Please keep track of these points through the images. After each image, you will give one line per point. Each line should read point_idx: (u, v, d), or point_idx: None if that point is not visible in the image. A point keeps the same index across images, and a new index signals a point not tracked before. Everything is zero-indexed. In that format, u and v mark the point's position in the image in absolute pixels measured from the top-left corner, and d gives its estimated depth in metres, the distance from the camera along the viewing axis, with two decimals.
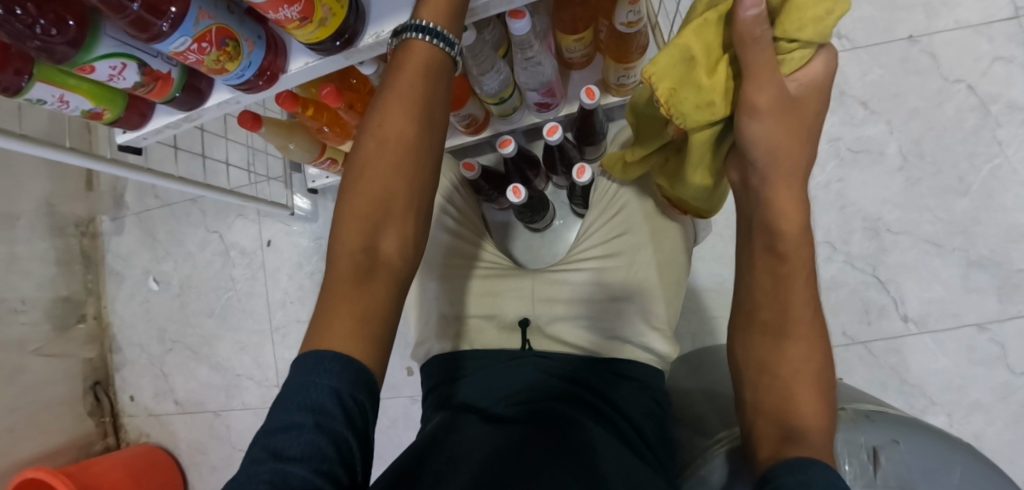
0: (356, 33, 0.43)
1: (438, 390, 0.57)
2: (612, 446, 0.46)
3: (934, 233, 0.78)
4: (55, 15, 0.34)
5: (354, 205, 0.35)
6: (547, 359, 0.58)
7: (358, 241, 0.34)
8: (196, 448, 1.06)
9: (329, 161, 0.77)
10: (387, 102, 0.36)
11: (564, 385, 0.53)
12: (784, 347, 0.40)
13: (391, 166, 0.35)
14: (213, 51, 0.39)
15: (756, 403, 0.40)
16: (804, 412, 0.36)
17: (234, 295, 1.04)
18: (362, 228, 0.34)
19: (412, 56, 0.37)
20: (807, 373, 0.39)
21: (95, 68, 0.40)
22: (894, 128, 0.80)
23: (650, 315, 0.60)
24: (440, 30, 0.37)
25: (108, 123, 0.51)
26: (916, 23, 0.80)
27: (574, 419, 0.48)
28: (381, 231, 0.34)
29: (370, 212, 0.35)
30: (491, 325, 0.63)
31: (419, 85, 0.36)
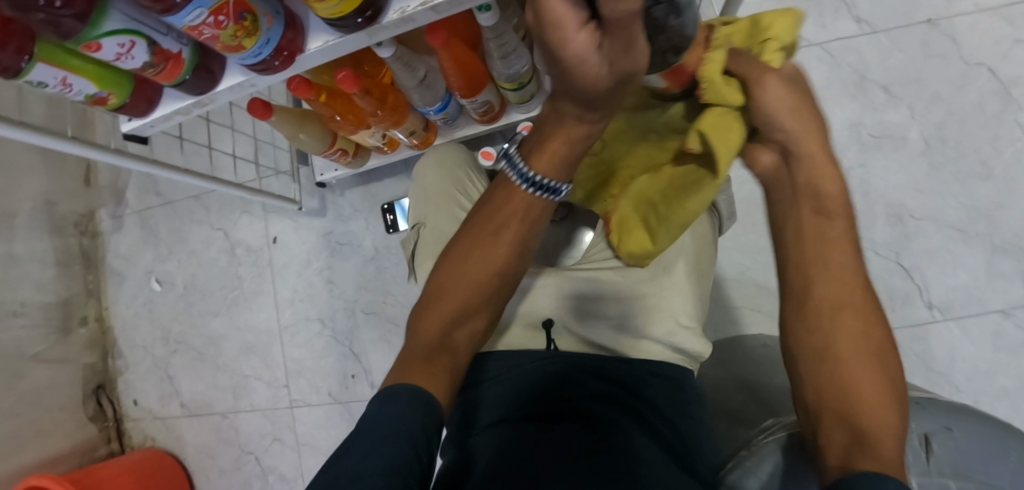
0: (380, 9, 0.42)
1: (466, 396, 0.54)
2: (654, 451, 0.44)
3: (957, 218, 0.77)
4: None
5: (449, 296, 0.46)
6: (577, 359, 0.55)
7: (434, 336, 0.45)
8: (204, 451, 1.03)
9: (339, 151, 0.74)
10: (481, 222, 0.47)
11: (597, 383, 0.52)
12: (836, 324, 0.38)
13: (481, 267, 0.46)
14: (230, 25, 0.38)
15: (815, 376, 0.37)
16: (854, 389, 0.35)
17: (240, 294, 1.02)
18: (439, 323, 0.46)
19: (515, 193, 0.45)
20: (868, 364, 0.36)
21: (102, 45, 0.38)
22: (915, 114, 0.79)
23: (680, 314, 0.57)
24: (546, 182, 0.43)
25: (112, 109, 0.49)
26: (936, 6, 0.79)
27: (615, 422, 0.46)
28: (465, 320, 0.47)
29: (451, 311, 0.46)
30: (518, 325, 0.61)
31: (517, 220, 0.45)
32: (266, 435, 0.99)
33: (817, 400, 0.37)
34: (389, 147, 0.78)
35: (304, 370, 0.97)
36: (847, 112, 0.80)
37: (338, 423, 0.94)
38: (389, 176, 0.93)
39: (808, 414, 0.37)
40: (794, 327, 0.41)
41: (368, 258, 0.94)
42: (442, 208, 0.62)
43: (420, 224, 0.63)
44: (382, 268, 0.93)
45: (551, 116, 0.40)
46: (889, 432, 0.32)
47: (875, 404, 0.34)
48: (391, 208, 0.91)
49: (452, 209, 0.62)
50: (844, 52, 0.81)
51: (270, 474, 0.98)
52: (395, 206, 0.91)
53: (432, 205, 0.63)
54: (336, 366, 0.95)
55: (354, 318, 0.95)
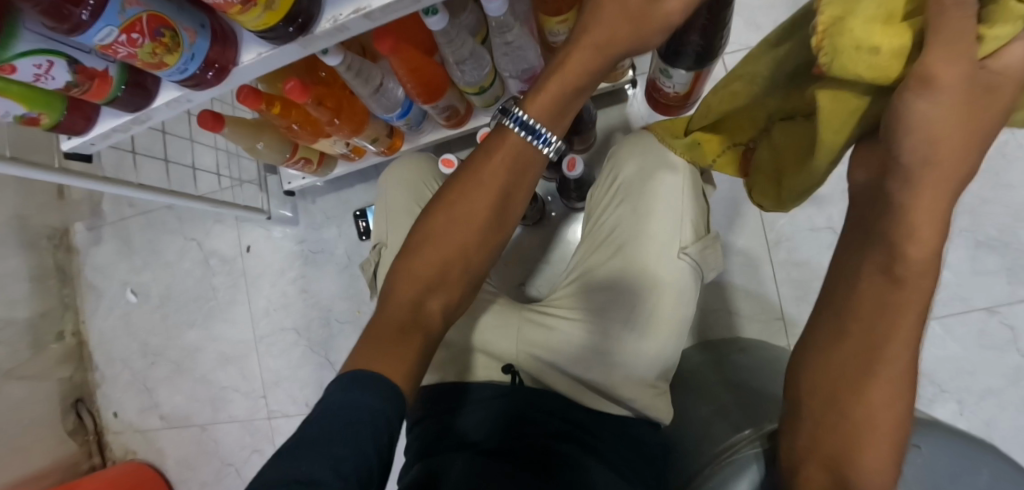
0: (311, 17, 0.39)
1: (430, 421, 0.52)
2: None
3: None
4: None
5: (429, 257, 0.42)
6: (537, 396, 0.52)
7: (407, 301, 0.40)
8: (185, 463, 1.02)
9: (302, 161, 0.73)
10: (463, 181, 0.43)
11: (561, 423, 0.50)
12: (863, 394, 0.29)
13: (461, 226, 0.42)
14: (147, 43, 0.36)
15: (816, 420, 0.31)
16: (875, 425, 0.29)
17: (216, 305, 1.00)
18: (416, 287, 0.41)
19: (504, 147, 0.42)
20: (894, 402, 0.28)
21: (17, 67, 0.36)
22: None
23: (646, 377, 0.52)
24: (535, 127, 0.40)
25: (48, 129, 0.47)
26: None
27: (570, 457, 0.45)
28: (431, 295, 0.42)
29: (427, 273, 0.42)
30: (479, 357, 0.57)
31: (501, 178, 0.42)
32: (246, 447, 0.98)
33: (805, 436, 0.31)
34: (355, 154, 0.76)
35: (281, 381, 0.96)
36: None
37: None
38: (361, 182, 0.91)
39: (789, 457, 0.32)
40: (815, 337, 0.32)
41: (342, 267, 0.92)
42: (405, 224, 0.59)
43: (381, 244, 0.60)
44: (356, 276, 0.91)
45: (567, 46, 0.39)
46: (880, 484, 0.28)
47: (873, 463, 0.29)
48: (363, 215, 0.89)
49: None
50: None
51: None
52: (367, 213, 0.89)
53: (394, 224, 0.60)
54: (313, 376, 0.94)
55: (330, 327, 0.93)
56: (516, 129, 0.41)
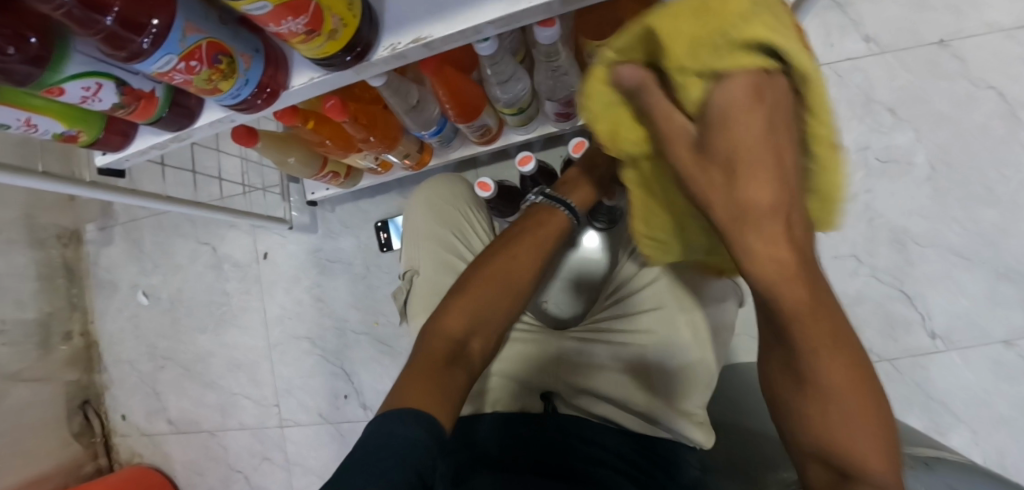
0: (369, 45, 0.39)
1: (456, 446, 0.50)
2: None
3: (960, 244, 0.75)
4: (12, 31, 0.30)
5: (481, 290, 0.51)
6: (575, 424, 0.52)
7: (455, 334, 0.47)
8: (193, 469, 1.02)
9: (330, 174, 0.73)
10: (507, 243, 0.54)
11: (603, 453, 0.49)
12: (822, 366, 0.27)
13: (501, 276, 0.52)
14: (203, 70, 0.36)
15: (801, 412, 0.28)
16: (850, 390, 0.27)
17: (228, 310, 0.99)
18: (462, 323, 0.48)
19: (544, 218, 0.56)
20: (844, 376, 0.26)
21: (65, 89, 0.36)
22: (922, 137, 0.77)
23: (687, 401, 0.49)
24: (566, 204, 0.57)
25: (85, 146, 0.46)
26: (945, 25, 0.77)
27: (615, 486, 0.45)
28: (473, 334, 0.49)
29: (470, 312, 0.49)
30: (513, 385, 0.57)
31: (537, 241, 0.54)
32: (256, 454, 0.97)
33: (808, 440, 0.28)
34: (381, 168, 0.75)
35: (293, 389, 0.95)
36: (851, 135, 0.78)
37: (328, 444, 0.92)
38: (381, 192, 0.90)
39: None
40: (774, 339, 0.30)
41: (359, 277, 0.92)
42: (437, 250, 0.59)
43: (412, 271, 0.59)
44: (373, 286, 0.91)
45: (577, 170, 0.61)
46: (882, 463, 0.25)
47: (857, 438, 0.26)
48: (385, 227, 0.89)
49: (445, 254, 0.58)
50: (852, 73, 0.79)
51: None
52: (388, 224, 0.89)
53: (426, 249, 0.59)
54: (326, 386, 0.93)
55: (345, 337, 0.92)
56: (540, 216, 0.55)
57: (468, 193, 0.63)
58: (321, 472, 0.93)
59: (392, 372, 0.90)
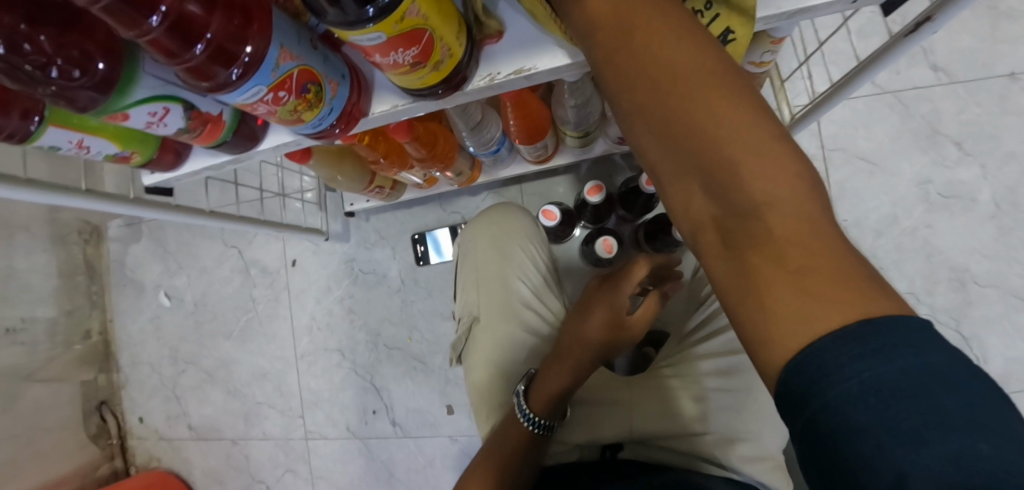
0: (466, 76, 0.36)
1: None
2: None
3: (1023, 287, 0.73)
4: (80, 51, 0.26)
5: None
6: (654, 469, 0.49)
7: None
8: (212, 476, 0.99)
9: (376, 188, 0.70)
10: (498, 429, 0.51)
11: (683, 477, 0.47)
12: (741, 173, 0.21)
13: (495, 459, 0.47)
14: (291, 100, 0.32)
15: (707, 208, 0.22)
16: (720, 142, 0.21)
17: (255, 317, 0.97)
18: None
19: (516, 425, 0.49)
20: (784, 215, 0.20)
21: (129, 115, 0.30)
22: (987, 174, 0.74)
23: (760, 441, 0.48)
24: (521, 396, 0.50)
25: (138, 165, 0.42)
26: (1018, 58, 0.74)
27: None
28: None
29: None
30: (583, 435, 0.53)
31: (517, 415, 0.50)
32: (278, 465, 0.95)
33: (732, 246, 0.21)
34: (427, 183, 0.73)
35: (320, 401, 0.93)
36: (914, 168, 0.75)
37: (355, 459, 0.90)
38: (419, 204, 0.87)
39: None
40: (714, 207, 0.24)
41: (393, 290, 0.89)
42: (500, 295, 0.60)
43: (475, 317, 0.60)
44: (408, 301, 0.89)
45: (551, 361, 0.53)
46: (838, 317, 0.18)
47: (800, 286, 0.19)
48: (421, 239, 0.86)
49: (508, 297, 0.60)
50: (918, 102, 0.76)
51: None
52: (426, 236, 0.86)
53: (487, 294, 0.61)
54: (355, 399, 0.91)
55: (376, 351, 0.90)
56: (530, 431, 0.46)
57: (527, 225, 0.65)
58: (346, 487, 0.91)
59: (424, 389, 0.87)
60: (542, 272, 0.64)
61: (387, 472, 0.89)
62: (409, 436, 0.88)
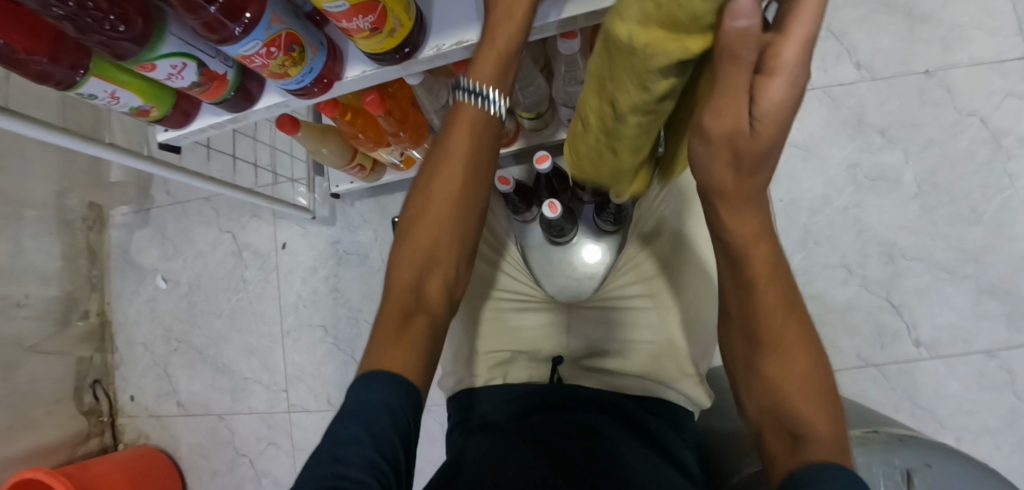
0: (417, 46, 0.44)
1: (469, 426, 0.55)
2: (643, 453, 0.45)
3: (946, 260, 0.80)
4: (125, 12, 0.34)
5: (428, 176, 0.41)
6: (581, 389, 0.56)
7: (407, 277, 0.39)
8: (198, 451, 1.04)
9: (357, 166, 0.78)
10: (433, 168, 0.40)
11: (608, 405, 0.54)
12: (778, 363, 0.33)
13: (438, 223, 0.40)
14: (279, 56, 0.40)
15: (762, 377, 0.34)
16: (772, 330, 0.33)
17: (245, 297, 1.03)
18: (413, 269, 0.39)
19: (459, 123, 0.40)
20: (802, 380, 0.32)
21: (156, 66, 0.39)
22: (910, 158, 0.82)
23: (684, 361, 0.58)
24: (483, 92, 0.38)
25: (153, 120, 0.51)
26: (933, 57, 0.83)
27: (601, 429, 0.48)
28: (428, 274, 0.40)
29: (419, 256, 0.40)
30: (525, 359, 0.64)
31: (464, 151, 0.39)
32: (262, 439, 0.99)
33: (761, 398, 0.34)
34: (404, 164, 0.80)
35: (304, 376, 0.98)
36: (844, 153, 0.83)
37: None
38: (399, 190, 0.95)
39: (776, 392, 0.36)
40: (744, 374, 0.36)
41: (374, 269, 0.96)
42: None
43: None
44: None
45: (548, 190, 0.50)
46: (806, 369, 0.33)
47: (791, 371, 0.33)
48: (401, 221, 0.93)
49: None
50: (845, 96, 0.85)
51: (264, 477, 0.99)
52: None
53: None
54: (336, 373, 0.96)
55: (357, 327, 0.96)
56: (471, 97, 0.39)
57: None
58: None
59: None
60: (498, 223, 0.74)
61: None
62: None
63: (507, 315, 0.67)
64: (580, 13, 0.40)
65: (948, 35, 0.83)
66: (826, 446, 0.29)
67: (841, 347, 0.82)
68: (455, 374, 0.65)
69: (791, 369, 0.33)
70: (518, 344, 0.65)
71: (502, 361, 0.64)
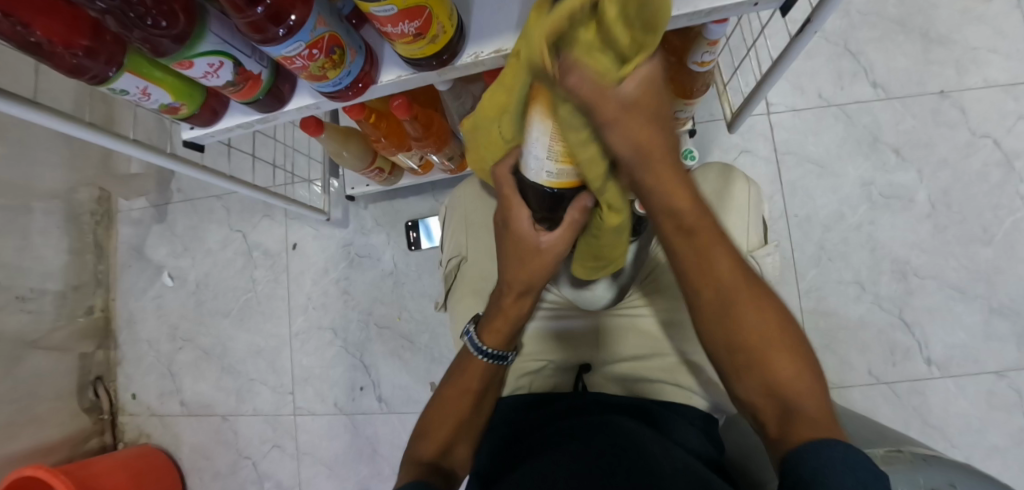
0: (455, 52, 0.44)
1: (495, 430, 0.56)
2: (665, 450, 0.46)
3: (958, 279, 0.81)
4: (169, 8, 0.34)
5: (448, 388, 0.50)
6: (605, 396, 0.57)
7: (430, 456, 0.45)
8: (200, 452, 1.02)
9: (376, 170, 0.78)
10: (452, 381, 0.51)
11: (631, 408, 0.55)
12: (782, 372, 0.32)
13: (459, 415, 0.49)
14: (320, 58, 0.40)
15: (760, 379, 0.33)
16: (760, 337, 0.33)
17: (253, 297, 1.02)
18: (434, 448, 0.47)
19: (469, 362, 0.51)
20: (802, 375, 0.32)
21: (194, 64, 0.39)
22: (923, 177, 0.83)
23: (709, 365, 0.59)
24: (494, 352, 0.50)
25: (181, 117, 0.51)
26: (947, 78, 0.84)
27: (625, 429, 0.49)
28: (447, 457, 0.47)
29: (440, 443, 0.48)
30: (549, 367, 0.66)
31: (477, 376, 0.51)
32: (266, 441, 0.98)
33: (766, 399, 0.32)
34: (422, 169, 0.81)
35: (311, 378, 0.97)
36: (857, 171, 0.84)
37: (340, 434, 0.94)
38: (414, 194, 0.95)
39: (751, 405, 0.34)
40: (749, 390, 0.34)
41: (386, 272, 0.96)
42: (482, 240, 0.70)
43: (461, 256, 0.70)
44: (400, 283, 0.95)
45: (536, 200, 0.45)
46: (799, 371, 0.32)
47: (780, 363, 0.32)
48: (415, 226, 0.93)
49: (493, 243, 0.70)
50: (860, 114, 0.86)
51: (266, 480, 0.97)
52: (419, 224, 0.93)
53: (472, 235, 0.70)
54: (344, 376, 0.95)
55: (367, 330, 0.95)
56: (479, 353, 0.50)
57: None
58: (330, 463, 0.94)
59: (411, 367, 0.93)
60: None
61: (371, 447, 0.92)
62: (393, 412, 0.92)
63: (529, 323, 0.67)
64: None
65: (962, 57, 0.84)
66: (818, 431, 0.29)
67: (853, 363, 0.82)
68: None
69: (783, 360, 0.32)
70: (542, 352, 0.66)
71: (527, 369, 0.65)
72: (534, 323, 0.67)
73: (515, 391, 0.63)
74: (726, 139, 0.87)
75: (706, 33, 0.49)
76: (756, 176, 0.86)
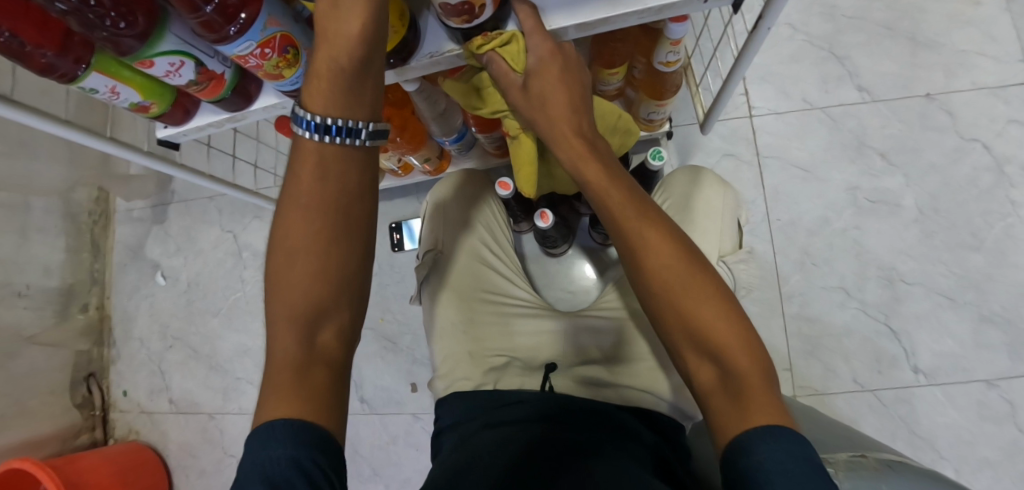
0: (412, 51, 0.44)
1: (460, 429, 0.55)
2: (623, 456, 0.45)
3: (947, 285, 0.79)
4: (127, 9, 0.35)
5: (285, 217, 0.31)
6: (568, 400, 0.56)
7: (293, 340, 0.30)
8: (186, 449, 1.03)
9: None
10: (286, 209, 0.31)
11: (595, 414, 0.53)
12: (735, 367, 0.32)
13: (304, 251, 0.31)
14: (274, 57, 0.41)
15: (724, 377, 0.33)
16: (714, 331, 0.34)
17: (242, 297, 1.04)
18: (294, 329, 0.30)
19: (307, 163, 0.31)
20: (755, 367, 0.32)
21: (154, 63, 0.40)
22: (911, 182, 0.82)
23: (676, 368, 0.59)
24: (341, 126, 0.30)
25: (152, 116, 0.52)
26: (934, 82, 0.83)
27: (590, 440, 0.47)
28: (320, 325, 0.31)
29: (302, 311, 0.30)
30: (517, 367, 0.65)
31: (321, 182, 0.31)
32: None
33: (721, 393, 0.33)
34: (403, 171, 0.81)
35: None
36: (843, 175, 0.83)
37: None
38: (400, 196, 0.96)
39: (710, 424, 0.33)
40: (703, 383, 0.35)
41: None
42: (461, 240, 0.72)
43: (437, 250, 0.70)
44: (383, 284, 0.95)
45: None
46: (753, 364, 0.32)
47: (683, 285, 0.36)
48: (398, 228, 0.95)
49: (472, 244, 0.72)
50: (845, 118, 0.85)
51: None
52: (403, 226, 0.94)
53: (450, 233, 0.72)
54: None
55: None
56: (312, 134, 0.30)
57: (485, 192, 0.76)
58: None
59: (394, 368, 0.93)
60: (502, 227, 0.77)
61: (352, 448, 0.93)
62: (375, 413, 0.93)
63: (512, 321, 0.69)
64: (569, 24, 0.41)
65: (950, 61, 0.83)
66: (761, 392, 0.31)
67: (837, 371, 0.80)
68: (445, 376, 0.66)
69: (740, 351, 0.33)
70: (511, 351, 0.66)
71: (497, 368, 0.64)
72: (514, 324, 0.68)
73: (479, 387, 0.62)
74: (708, 142, 0.87)
75: (667, 32, 0.49)
76: (738, 181, 0.85)
